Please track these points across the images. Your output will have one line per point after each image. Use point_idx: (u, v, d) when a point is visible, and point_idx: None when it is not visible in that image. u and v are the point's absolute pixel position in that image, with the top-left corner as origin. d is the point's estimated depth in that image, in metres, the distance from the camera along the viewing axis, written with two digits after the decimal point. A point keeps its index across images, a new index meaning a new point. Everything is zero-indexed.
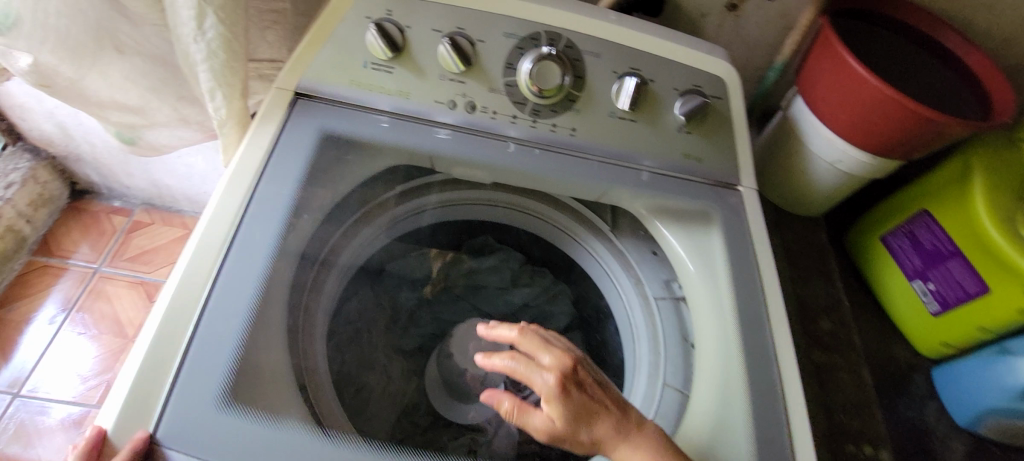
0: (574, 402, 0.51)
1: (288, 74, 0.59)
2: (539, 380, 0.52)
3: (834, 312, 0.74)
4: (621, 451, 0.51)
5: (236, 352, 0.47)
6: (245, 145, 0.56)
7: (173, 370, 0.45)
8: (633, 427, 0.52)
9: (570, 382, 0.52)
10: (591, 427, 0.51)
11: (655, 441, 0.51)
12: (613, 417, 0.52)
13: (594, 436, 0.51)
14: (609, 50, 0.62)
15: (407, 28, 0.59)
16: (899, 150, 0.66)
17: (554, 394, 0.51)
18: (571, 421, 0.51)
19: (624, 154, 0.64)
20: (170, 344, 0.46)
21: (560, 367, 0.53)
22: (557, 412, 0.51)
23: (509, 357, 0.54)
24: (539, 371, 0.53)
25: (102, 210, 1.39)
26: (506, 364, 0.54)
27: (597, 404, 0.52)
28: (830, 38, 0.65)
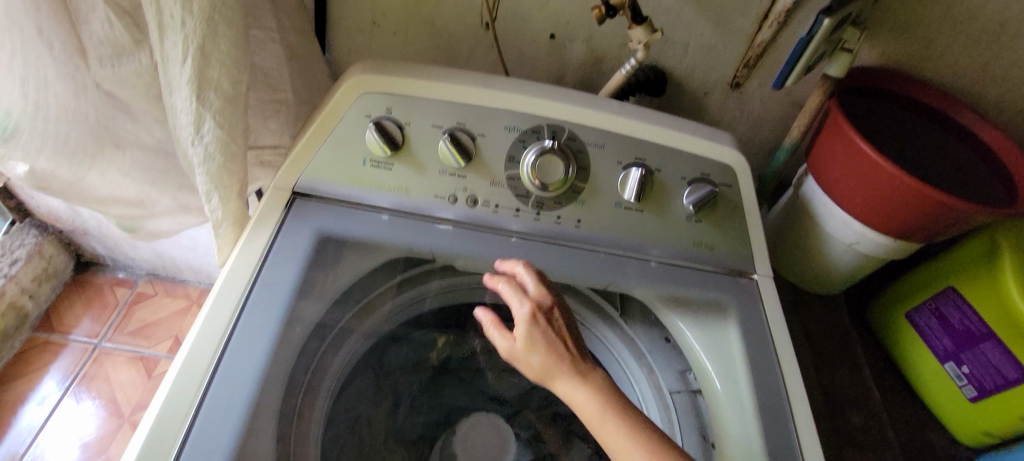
0: (540, 326, 0.54)
1: (286, 173, 0.58)
2: (517, 295, 0.56)
3: (863, 404, 0.69)
4: (569, 387, 0.51)
5: None
6: (238, 250, 0.54)
7: None
8: (591, 380, 0.51)
9: (544, 310, 0.55)
10: (549, 357, 0.52)
11: (613, 400, 0.50)
12: (575, 364, 0.52)
13: (549, 372, 0.52)
14: (613, 140, 0.60)
15: (407, 125, 0.58)
16: (918, 235, 0.63)
17: (526, 315, 0.54)
18: (533, 344, 0.53)
19: (632, 244, 0.62)
20: None
21: (538, 298, 0.55)
22: (523, 327, 0.54)
23: (503, 278, 0.57)
24: (523, 284, 0.56)
25: (106, 282, 1.37)
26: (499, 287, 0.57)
27: (563, 343, 0.53)
28: (841, 121, 0.63)
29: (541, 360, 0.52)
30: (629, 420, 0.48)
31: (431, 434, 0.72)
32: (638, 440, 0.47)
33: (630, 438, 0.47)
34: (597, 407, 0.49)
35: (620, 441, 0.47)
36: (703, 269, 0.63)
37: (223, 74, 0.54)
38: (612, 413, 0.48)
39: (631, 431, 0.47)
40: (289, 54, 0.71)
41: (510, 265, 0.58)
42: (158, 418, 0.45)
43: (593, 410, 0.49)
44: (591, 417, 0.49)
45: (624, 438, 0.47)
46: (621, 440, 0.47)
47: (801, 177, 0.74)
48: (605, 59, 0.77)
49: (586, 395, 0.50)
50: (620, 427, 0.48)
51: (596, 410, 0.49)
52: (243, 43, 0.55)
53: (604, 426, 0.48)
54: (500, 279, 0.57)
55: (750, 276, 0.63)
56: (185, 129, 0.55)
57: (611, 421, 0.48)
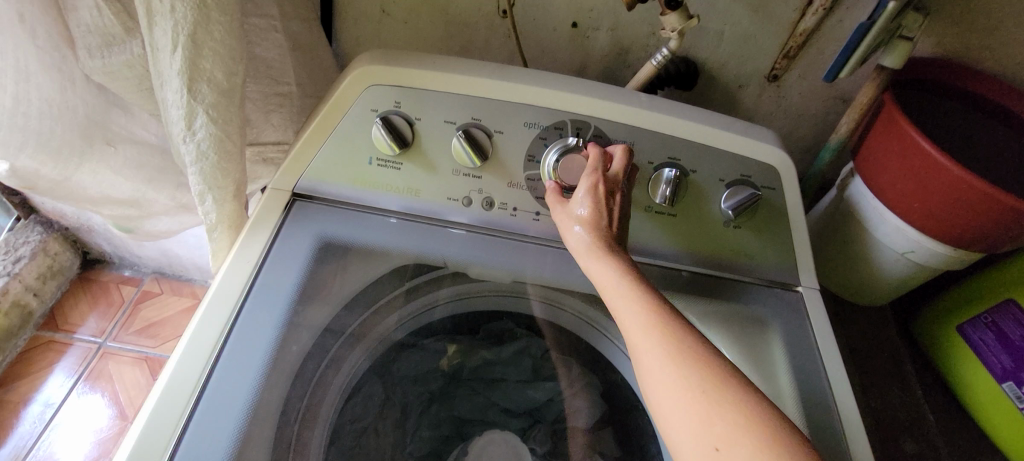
0: (596, 200, 0.48)
1: (285, 173, 0.53)
2: (595, 161, 0.50)
3: (915, 429, 0.63)
4: (597, 265, 0.46)
5: None
6: (231, 258, 0.49)
7: None
8: (631, 270, 0.45)
9: (609, 190, 0.49)
10: (594, 233, 0.47)
11: (649, 293, 0.43)
12: (618, 251, 0.47)
13: (586, 243, 0.47)
14: (644, 137, 0.54)
15: (417, 120, 0.53)
16: (982, 245, 0.57)
17: (588, 184, 0.49)
18: (590, 211, 0.48)
19: (663, 252, 0.57)
20: None
21: (611, 179, 0.49)
22: (581, 193, 0.49)
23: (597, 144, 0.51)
24: (604, 159, 0.50)
25: (112, 279, 1.35)
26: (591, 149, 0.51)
27: (612, 231, 0.48)
28: (897, 117, 0.56)
29: (586, 223, 0.48)
30: (661, 314, 0.42)
31: (442, 449, 0.64)
32: (668, 335, 0.40)
33: (657, 328, 0.41)
34: (629, 292, 0.43)
35: (645, 328, 0.41)
36: (743, 279, 0.57)
37: (216, 64, 0.49)
38: (643, 301, 0.42)
39: (659, 323, 0.41)
40: (292, 44, 0.67)
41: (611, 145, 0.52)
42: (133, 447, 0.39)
43: (619, 293, 0.44)
44: (618, 300, 0.44)
45: (651, 326, 0.41)
46: (646, 329, 0.41)
47: (844, 178, 0.68)
48: (631, 49, 0.71)
49: (617, 277, 0.45)
50: (648, 316, 0.41)
51: (628, 297, 0.43)
52: (239, 31, 0.50)
53: (628, 312, 0.43)
54: (589, 145, 0.51)
55: (795, 288, 0.57)
56: (176, 124, 0.51)
57: (639, 309, 0.42)
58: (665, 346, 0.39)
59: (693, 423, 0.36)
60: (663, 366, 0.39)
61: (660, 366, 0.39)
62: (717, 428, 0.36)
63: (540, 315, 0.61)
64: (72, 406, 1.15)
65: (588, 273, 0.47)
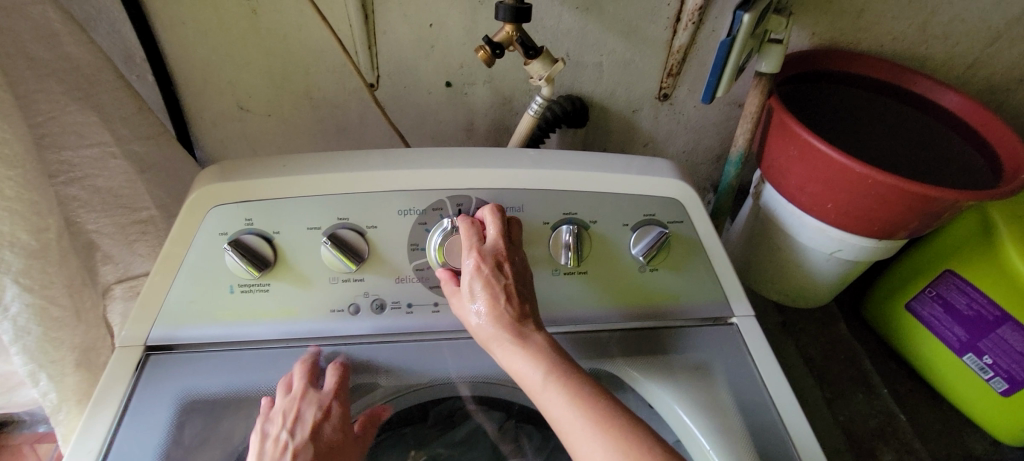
0: (486, 282, 0.44)
1: (132, 326, 0.46)
2: (468, 237, 0.45)
3: (889, 434, 0.59)
4: (514, 361, 0.42)
5: None
6: (70, 447, 0.41)
7: None
8: (552, 357, 0.42)
9: (497, 266, 0.44)
10: (497, 321, 0.43)
11: (579, 383, 0.40)
12: (529, 334, 0.43)
13: (494, 336, 0.43)
14: (533, 197, 0.49)
15: (276, 233, 0.46)
16: (904, 231, 0.54)
17: (472, 266, 0.44)
18: (484, 298, 0.43)
19: (582, 315, 0.52)
20: None
21: (493, 250, 0.44)
22: (469, 280, 0.44)
23: (468, 218, 0.46)
24: (478, 231, 0.46)
25: (25, 440, 1.19)
26: (461, 220, 0.46)
27: (516, 308, 0.43)
28: (787, 120, 0.54)
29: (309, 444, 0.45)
30: (601, 416, 0.38)
31: None
32: (612, 441, 0.37)
33: (600, 436, 0.37)
34: (558, 390, 0.40)
35: (587, 438, 0.38)
36: (675, 325, 0.53)
37: (15, 224, 0.41)
38: (574, 400, 0.39)
39: (598, 428, 0.38)
40: (141, 166, 0.60)
41: (481, 211, 0.47)
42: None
43: (546, 392, 0.40)
44: (550, 403, 0.40)
45: (593, 436, 0.37)
46: (588, 439, 0.37)
47: (756, 185, 0.65)
48: (514, 97, 0.67)
49: (542, 374, 0.41)
50: (588, 423, 0.38)
51: (560, 400, 0.39)
52: (41, 179, 0.43)
53: (560, 411, 0.39)
54: (460, 219, 0.46)
55: (729, 320, 0.53)
56: None
57: (576, 415, 0.38)
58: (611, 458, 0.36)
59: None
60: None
61: None
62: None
63: (470, 395, 0.52)
64: None
65: (508, 370, 0.43)
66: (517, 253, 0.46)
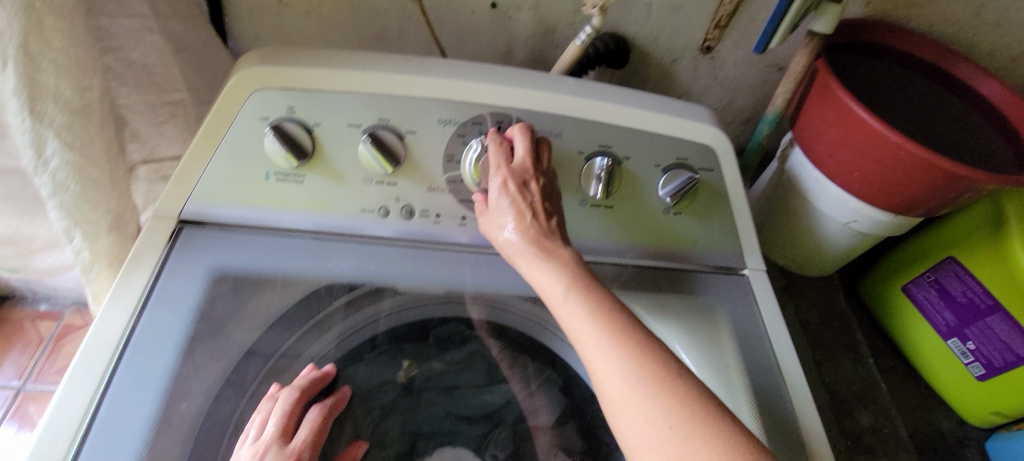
0: (514, 199, 0.45)
1: (168, 198, 0.46)
2: (497, 156, 0.46)
3: (869, 399, 0.63)
4: (540, 274, 0.42)
5: None
6: (106, 302, 0.42)
7: None
8: (575, 273, 0.42)
9: (524, 183, 0.45)
10: (524, 235, 0.44)
11: (600, 298, 0.40)
12: (555, 249, 0.43)
13: (521, 249, 0.44)
14: (571, 125, 0.50)
15: (316, 125, 0.47)
16: (926, 208, 0.55)
17: (499, 184, 0.45)
18: (512, 214, 0.44)
19: (603, 247, 0.53)
20: None
21: (520, 168, 0.45)
22: (497, 197, 0.45)
23: (496, 139, 0.47)
24: (508, 150, 0.46)
25: (26, 316, 1.20)
26: (489, 140, 0.47)
27: (543, 224, 0.44)
28: (830, 83, 0.54)
29: (273, 435, 0.45)
30: (618, 328, 0.38)
31: None
32: (628, 351, 0.37)
33: (617, 346, 0.37)
34: (579, 303, 0.40)
35: (604, 348, 0.38)
36: (689, 269, 0.54)
37: (61, 79, 0.41)
38: (594, 312, 0.39)
39: (615, 339, 0.38)
40: (175, 46, 0.59)
41: (511, 130, 0.48)
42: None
43: (567, 304, 0.40)
44: (570, 317, 0.40)
45: (611, 346, 0.37)
46: (604, 349, 0.38)
47: (784, 148, 0.65)
48: (557, 28, 0.66)
49: (564, 288, 0.41)
50: (606, 334, 0.38)
51: (580, 311, 0.40)
52: (86, 37, 0.42)
53: (579, 322, 0.39)
54: (488, 137, 0.47)
55: (740, 271, 0.55)
56: (23, 153, 0.43)
57: (594, 327, 0.39)
58: (627, 366, 0.36)
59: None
60: (628, 390, 0.36)
61: (620, 382, 0.36)
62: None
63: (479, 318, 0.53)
64: None
65: (533, 286, 0.43)
66: (547, 174, 0.47)
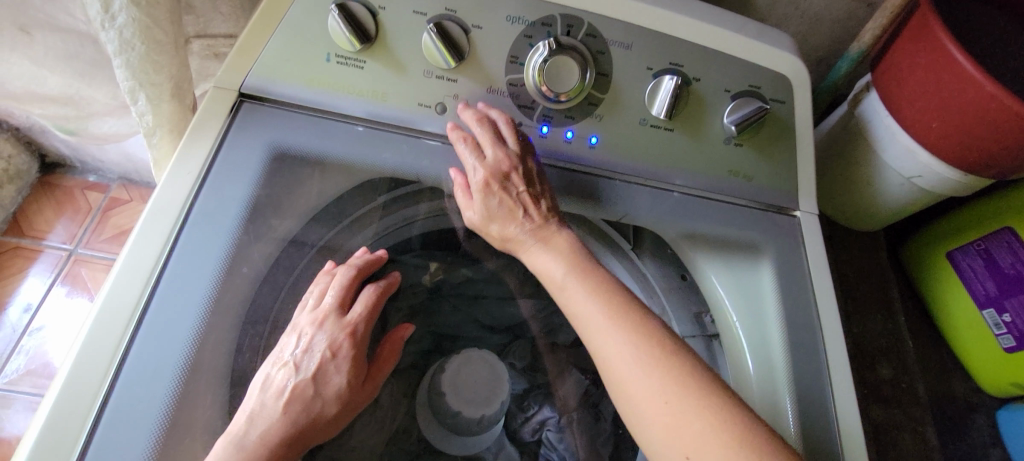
0: (501, 198, 0.46)
1: (230, 69, 0.46)
2: (469, 158, 0.46)
3: (893, 353, 0.67)
4: (543, 262, 0.47)
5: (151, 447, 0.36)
6: (171, 165, 0.43)
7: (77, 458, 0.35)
8: (572, 256, 0.46)
9: (504, 180, 0.46)
10: (521, 229, 0.47)
11: (596, 278, 0.45)
12: (552, 235, 0.47)
13: (523, 242, 0.47)
14: (642, 39, 0.48)
15: (381, 9, 0.45)
16: (1005, 169, 0.52)
17: (481, 186, 0.47)
18: (504, 212, 0.47)
19: (656, 172, 0.51)
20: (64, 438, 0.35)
21: (496, 166, 0.46)
22: (483, 200, 0.47)
23: (459, 139, 0.46)
24: (476, 148, 0.46)
25: (76, 185, 1.25)
26: (455, 142, 0.46)
27: (535, 214, 0.47)
28: (930, 20, 0.50)
29: (332, 305, 0.48)
30: (614, 306, 0.43)
31: (421, 364, 0.62)
32: (627, 333, 0.42)
33: (616, 328, 0.42)
34: (577, 285, 0.45)
35: (604, 331, 0.42)
36: (737, 203, 0.53)
37: None
38: (591, 294, 0.44)
39: (611, 317, 0.43)
40: None
41: (472, 119, 0.46)
42: (61, 387, 0.36)
43: (569, 286, 0.45)
44: (572, 299, 0.45)
45: (610, 329, 0.42)
46: (605, 330, 0.42)
47: (858, 91, 0.62)
48: None
49: (564, 273, 0.45)
50: (606, 317, 0.43)
51: (579, 293, 0.44)
52: None
53: (580, 303, 0.44)
54: (451, 138, 0.47)
55: (792, 213, 0.53)
56: (90, 5, 0.42)
57: (596, 309, 0.43)
58: (623, 342, 0.42)
59: (660, 422, 0.39)
60: (628, 367, 0.41)
61: (618, 356, 0.41)
62: (692, 429, 0.38)
63: None
64: (53, 307, 1.12)
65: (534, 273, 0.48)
66: (525, 158, 0.47)
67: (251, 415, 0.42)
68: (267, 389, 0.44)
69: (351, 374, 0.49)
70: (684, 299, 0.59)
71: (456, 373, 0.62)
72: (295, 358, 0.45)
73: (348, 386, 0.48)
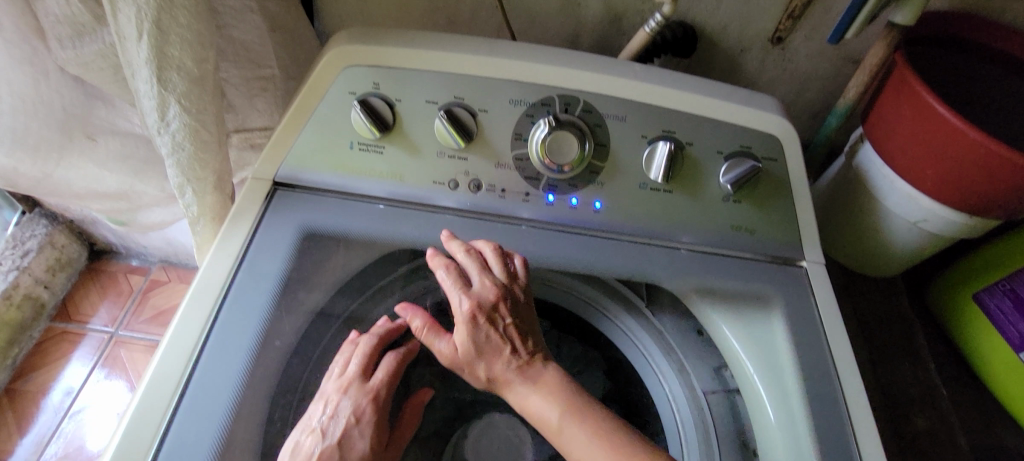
0: (482, 330, 0.48)
1: (265, 161, 0.52)
2: (452, 284, 0.50)
3: (926, 404, 0.64)
4: (526, 397, 0.48)
5: None
6: (213, 248, 0.48)
7: None
8: (554, 389, 0.48)
9: (487, 313, 0.49)
10: (502, 362, 0.49)
11: (581, 401, 0.48)
12: (536, 373, 0.49)
13: (505, 377, 0.49)
14: (636, 110, 0.52)
15: (398, 101, 0.51)
16: (1001, 210, 0.53)
17: (462, 316, 0.48)
18: (482, 345, 0.49)
19: (659, 231, 0.54)
20: None
21: (478, 297, 0.49)
22: (461, 336, 0.49)
23: (441, 266, 0.50)
24: (456, 275, 0.50)
25: (120, 269, 1.34)
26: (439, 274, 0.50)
27: (517, 348, 0.49)
28: (908, 76, 0.53)
29: (356, 372, 0.51)
30: (594, 421, 0.46)
31: (445, 430, 0.63)
32: (603, 444, 0.44)
33: (579, 427, 0.46)
34: (561, 411, 0.47)
35: (582, 445, 0.45)
36: (744, 257, 0.55)
37: (184, 50, 0.46)
38: (575, 417, 0.46)
39: (579, 414, 0.46)
40: (272, 26, 0.64)
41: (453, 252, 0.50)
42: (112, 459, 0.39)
43: (555, 420, 0.47)
44: (551, 424, 0.47)
45: (572, 426, 0.46)
46: (581, 440, 0.45)
47: (854, 144, 0.65)
48: (625, 16, 0.68)
49: (548, 407, 0.47)
50: (584, 431, 0.45)
51: (561, 421, 0.46)
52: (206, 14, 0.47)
53: (572, 435, 0.46)
54: (433, 261, 0.51)
55: (799, 263, 0.55)
56: (149, 115, 0.49)
57: (579, 429, 0.46)
58: (602, 452, 0.44)
59: None
60: None
61: None
62: None
63: None
64: (93, 390, 1.16)
65: (507, 398, 0.51)
66: (510, 287, 0.50)
67: None
68: (297, 454, 0.45)
69: (374, 440, 0.50)
70: (702, 355, 0.60)
71: (477, 437, 0.64)
72: (322, 424, 0.47)
73: (371, 451, 0.50)
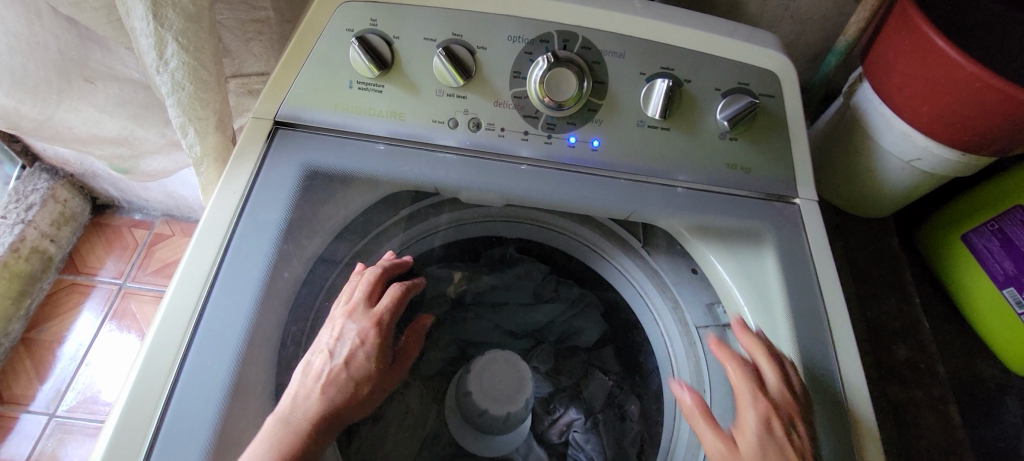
0: (702, 413, 0.52)
1: (265, 100, 0.52)
2: (692, 404, 0.53)
3: (908, 336, 0.67)
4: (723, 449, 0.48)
5: (213, 422, 0.41)
6: (219, 187, 0.49)
7: (150, 435, 0.40)
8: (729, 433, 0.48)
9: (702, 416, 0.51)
10: (706, 423, 0.50)
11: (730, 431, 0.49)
12: (710, 429, 0.50)
13: (720, 443, 0.48)
14: (634, 48, 0.52)
15: (396, 39, 0.51)
16: (997, 145, 0.54)
17: (689, 400, 0.53)
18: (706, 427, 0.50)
19: (658, 169, 0.54)
20: (141, 419, 0.40)
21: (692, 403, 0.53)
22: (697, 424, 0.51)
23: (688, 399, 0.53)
24: (692, 401, 0.53)
25: (123, 223, 1.35)
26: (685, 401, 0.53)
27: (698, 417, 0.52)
28: (909, 10, 0.52)
29: (361, 297, 0.52)
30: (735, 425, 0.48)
31: (448, 369, 0.71)
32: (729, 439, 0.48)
33: (703, 418, 0.51)
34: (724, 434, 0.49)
35: (707, 437, 0.49)
36: (740, 195, 0.55)
37: None
38: (737, 427, 0.48)
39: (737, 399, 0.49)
40: None
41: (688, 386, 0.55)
42: (134, 383, 0.41)
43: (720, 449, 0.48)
44: (706, 436, 0.50)
45: (701, 422, 0.51)
46: (708, 437, 0.49)
47: (852, 84, 0.65)
48: None
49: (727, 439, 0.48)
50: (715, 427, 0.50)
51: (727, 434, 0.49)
52: None
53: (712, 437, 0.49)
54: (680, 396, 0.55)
55: (792, 200, 0.56)
56: (147, 54, 0.49)
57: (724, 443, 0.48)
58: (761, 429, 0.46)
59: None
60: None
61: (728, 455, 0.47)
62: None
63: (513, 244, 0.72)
64: (107, 340, 1.20)
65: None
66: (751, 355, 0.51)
67: (295, 397, 0.46)
68: (308, 373, 0.47)
69: (379, 363, 0.51)
70: (696, 292, 0.62)
71: (479, 373, 0.67)
72: (329, 345, 0.48)
73: (377, 371, 0.50)
